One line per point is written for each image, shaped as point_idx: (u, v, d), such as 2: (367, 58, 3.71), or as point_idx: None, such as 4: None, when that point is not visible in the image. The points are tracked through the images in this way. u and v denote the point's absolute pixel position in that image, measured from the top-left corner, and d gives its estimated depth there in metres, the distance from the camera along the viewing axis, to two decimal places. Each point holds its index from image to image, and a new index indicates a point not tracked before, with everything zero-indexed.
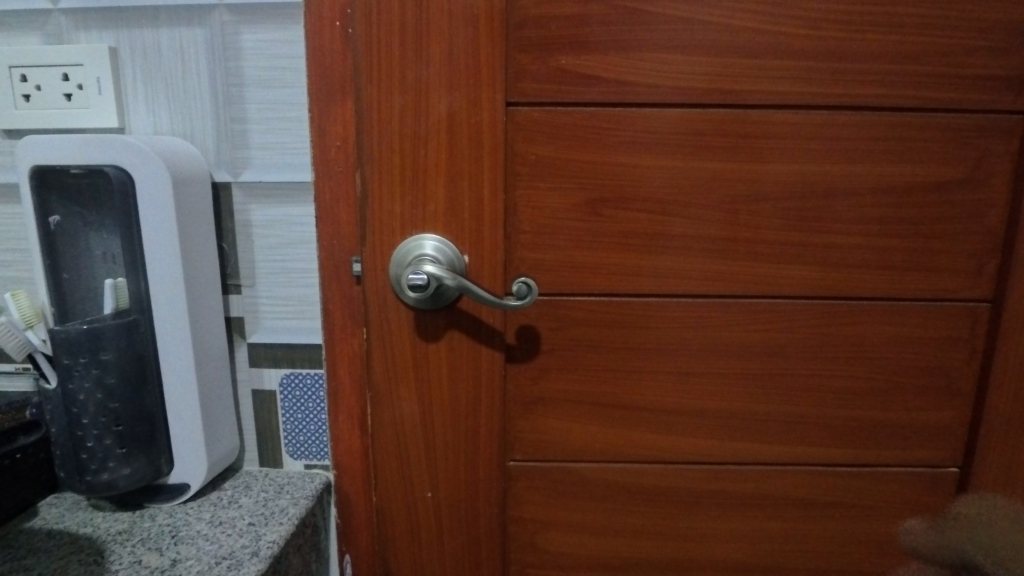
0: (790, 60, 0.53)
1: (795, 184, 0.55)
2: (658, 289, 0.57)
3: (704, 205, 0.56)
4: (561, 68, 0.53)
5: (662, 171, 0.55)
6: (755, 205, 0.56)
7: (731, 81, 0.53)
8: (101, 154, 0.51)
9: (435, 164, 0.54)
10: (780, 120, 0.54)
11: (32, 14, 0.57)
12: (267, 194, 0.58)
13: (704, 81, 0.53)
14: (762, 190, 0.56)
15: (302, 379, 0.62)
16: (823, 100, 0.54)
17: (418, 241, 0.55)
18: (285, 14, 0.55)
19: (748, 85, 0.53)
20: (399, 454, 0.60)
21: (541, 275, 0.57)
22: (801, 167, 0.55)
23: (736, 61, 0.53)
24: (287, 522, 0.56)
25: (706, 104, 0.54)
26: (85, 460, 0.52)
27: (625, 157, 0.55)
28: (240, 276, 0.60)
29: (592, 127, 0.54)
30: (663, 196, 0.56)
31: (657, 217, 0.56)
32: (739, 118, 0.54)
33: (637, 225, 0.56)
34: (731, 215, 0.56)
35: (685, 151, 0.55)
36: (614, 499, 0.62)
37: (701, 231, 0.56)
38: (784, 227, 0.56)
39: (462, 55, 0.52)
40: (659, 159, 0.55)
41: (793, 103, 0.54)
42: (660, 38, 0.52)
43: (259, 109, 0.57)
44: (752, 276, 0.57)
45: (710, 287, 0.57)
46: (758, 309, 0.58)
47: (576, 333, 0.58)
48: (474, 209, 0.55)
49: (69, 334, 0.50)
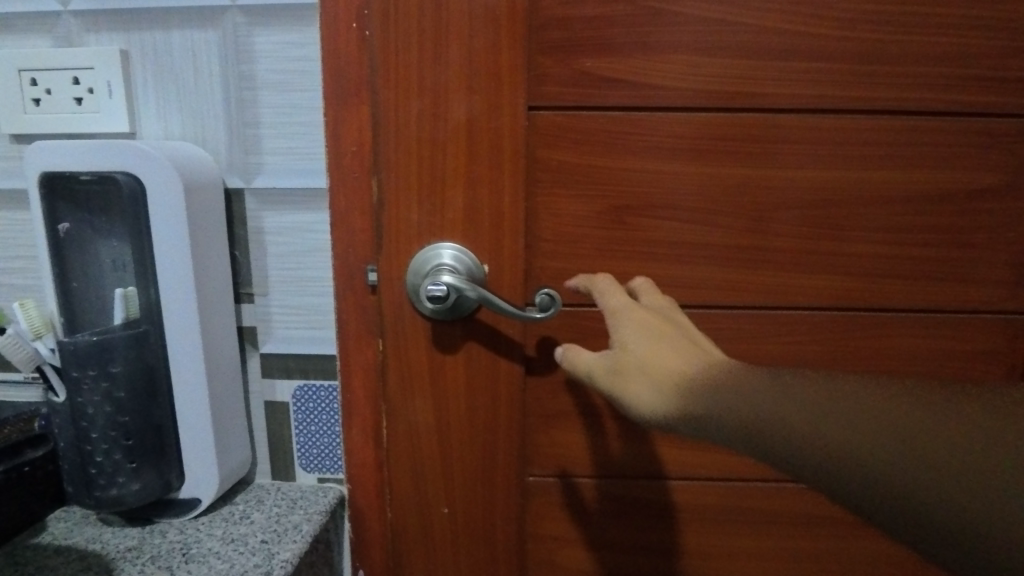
0: (824, 62, 0.51)
1: (828, 191, 0.53)
2: (684, 300, 0.55)
3: (732, 213, 0.54)
4: (585, 72, 0.51)
5: (690, 178, 0.53)
6: (786, 213, 0.54)
7: (762, 84, 0.51)
8: (111, 160, 0.50)
9: (454, 170, 0.52)
10: (813, 125, 0.52)
11: (41, 16, 0.55)
12: (280, 201, 0.57)
13: (734, 85, 0.51)
14: (793, 198, 0.53)
15: (315, 391, 0.61)
16: (858, 103, 0.52)
17: (439, 249, 0.53)
18: (300, 16, 0.54)
19: (780, 89, 0.51)
20: (414, 468, 0.58)
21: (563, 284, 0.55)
22: (834, 173, 0.53)
23: (767, 64, 0.51)
24: (300, 539, 0.54)
25: (735, 109, 0.52)
26: (93, 475, 0.51)
27: (651, 163, 0.53)
28: (252, 284, 0.59)
29: (617, 133, 0.52)
30: (689, 203, 0.53)
31: (684, 225, 0.54)
32: (770, 123, 0.52)
33: (663, 234, 0.54)
34: (761, 224, 0.54)
35: (713, 157, 0.53)
36: (635, 516, 0.61)
37: (729, 239, 0.54)
38: (815, 236, 0.54)
39: (482, 57, 0.50)
40: (687, 165, 0.53)
41: (826, 107, 0.52)
42: (689, 39, 0.50)
43: (272, 113, 0.55)
44: (782, 287, 0.55)
45: (738, 298, 0.55)
46: (788, 320, 0.56)
47: (598, 345, 0.57)
48: (493, 217, 0.53)
49: (78, 346, 0.48)
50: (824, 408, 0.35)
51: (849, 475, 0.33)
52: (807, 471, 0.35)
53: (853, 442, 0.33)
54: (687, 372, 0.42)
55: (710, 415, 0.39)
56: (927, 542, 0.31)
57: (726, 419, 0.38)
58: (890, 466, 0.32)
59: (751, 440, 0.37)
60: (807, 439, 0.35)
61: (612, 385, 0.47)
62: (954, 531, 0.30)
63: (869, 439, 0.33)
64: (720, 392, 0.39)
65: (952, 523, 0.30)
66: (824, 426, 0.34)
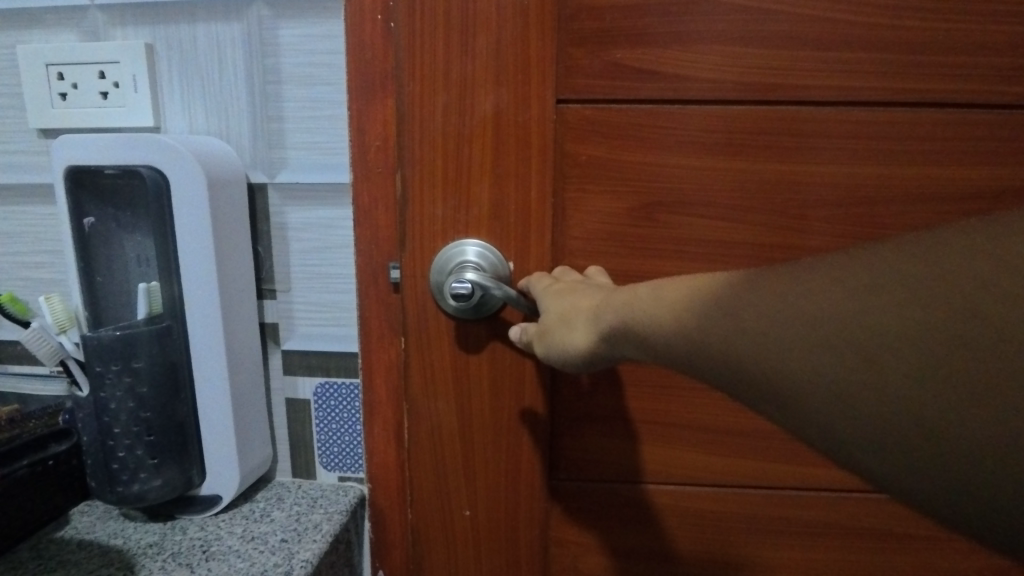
0: (869, 53, 0.49)
1: (872, 188, 0.51)
2: None
3: (770, 210, 0.51)
4: (615, 63, 0.50)
5: (724, 174, 0.51)
6: (825, 211, 0.51)
7: (801, 76, 0.49)
8: (134, 154, 0.49)
9: (480, 165, 0.51)
10: (855, 118, 0.50)
11: (68, 10, 0.55)
12: (304, 196, 0.56)
13: (772, 76, 0.49)
14: (833, 194, 0.51)
15: (337, 389, 0.60)
16: (904, 95, 0.49)
17: (464, 245, 0.52)
18: (324, 8, 0.53)
19: (820, 80, 0.49)
20: (436, 469, 0.57)
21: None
22: (878, 170, 0.51)
23: (807, 54, 0.49)
24: (320, 539, 0.53)
25: (774, 101, 0.50)
26: (116, 470, 0.50)
27: (683, 158, 0.51)
28: (275, 281, 0.58)
29: (649, 127, 0.50)
30: (723, 200, 0.51)
31: (719, 223, 0.52)
32: (809, 116, 0.50)
33: (695, 232, 0.52)
34: (798, 221, 0.52)
35: (748, 152, 0.51)
36: (660, 521, 0.59)
37: (766, 238, 0.52)
38: (855, 235, 0.52)
39: (510, 48, 0.49)
40: (723, 161, 0.51)
41: (870, 99, 0.49)
42: (726, 29, 0.48)
43: (296, 107, 0.55)
44: None
45: None
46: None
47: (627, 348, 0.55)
48: (519, 213, 0.52)
49: (102, 341, 0.48)
50: (781, 306, 0.27)
51: (829, 397, 0.25)
52: (781, 398, 0.27)
53: (828, 351, 0.25)
54: (634, 302, 0.36)
55: (670, 343, 0.32)
56: (954, 482, 0.23)
57: (684, 343, 0.31)
58: (874, 374, 0.24)
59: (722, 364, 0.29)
60: (773, 354, 0.27)
61: (545, 347, 0.45)
62: (949, 441, 0.23)
63: (843, 338, 0.25)
64: (668, 314, 0.32)
65: (965, 435, 0.22)
66: (787, 332, 0.27)
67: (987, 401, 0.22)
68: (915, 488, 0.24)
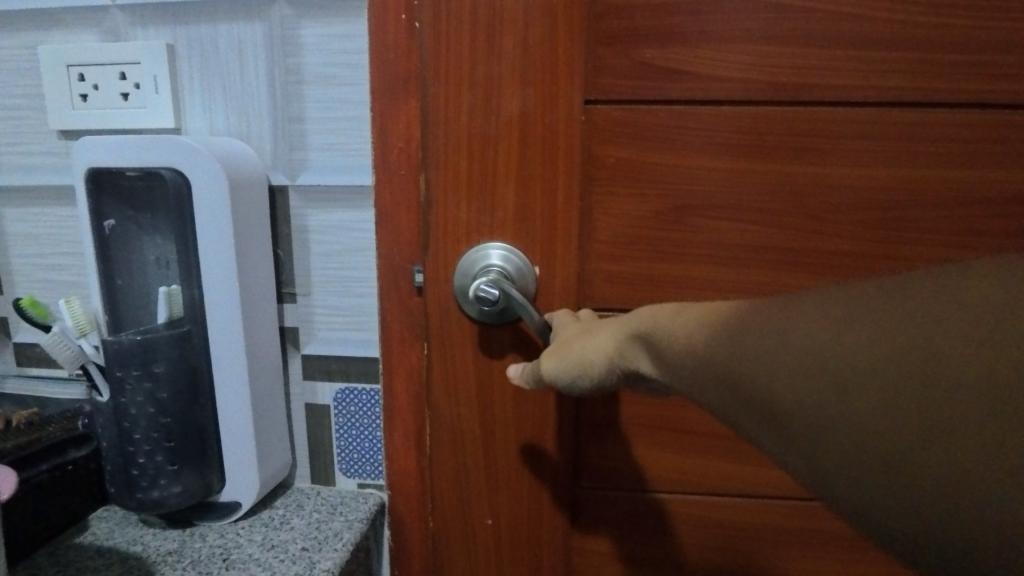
0: (909, 52, 0.47)
1: (911, 192, 0.49)
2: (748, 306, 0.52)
3: (804, 214, 0.50)
4: (645, 63, 0.48)
5: (756, 177, 0.49)
6: (862, 215, 0.50)
7: (838, 76, 0.47)
8: (156, 156, 0.49)
9: (505, 167, 0.50)
10: (894, 119, 0.48)
11: (89, 10, 0.55)
12: (325, 198, 0.55)
13: (807, 77, 0.48)
14: (870, 197, 0.49)
15: (357, 395, 0.59)
16: (946, 96, 0.48)
17: (491, 249, 0.51)
18: (347, 7, 0.52)
19: (858, 81, 0.47)
20: (458, 477, 0.56)
21: (619, 289, 0.52)
22: (918, 173, 0.49)
23: (844, 53, 0.47)
24: (342, 548, 0.52)
25: (810, 102, 0.48)
26: (135, 476, 0.50)
27: (715, 160, 0.49)
28: (295, 284, 0.57)
29: (681, 128, 0.49)
30: (757, 203, 0.50)
31: (752, 228, 0.50)
32: (846, 118, 0.48)
33: (726, 236, 0.51)
34: (834, 225, 0.50)
35: (782, 154, 0.49)
36: (688, 533, 0.57)
37: (800, 244, 0.50)
38: (894, 240, 0.50)
39: (537, 48, 0.48)
40: (757, 163, 0.49)
41: (909, 100, 0.48)
42: (762, 28, 0.47)
43: (317, 107, 0.54)
44: None
45: None
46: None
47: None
48: (546, 217, 0.51)
49: (122, 345, 0.47)
50: (782, 336, 0.26)
51: (812, 425, 0.25)
52: (776, 433, 0.26)
53: (825, 388, 0.24)
54: (642, 320, 0.35)
55: (674, 362, 0.31)
56: (932, 531, 0.22)
57: (686, 364, 0.30)
58: (867, 413, 0.23)
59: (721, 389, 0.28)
60: (773, 383, 0.26)
61: (557, 361, 0.40)
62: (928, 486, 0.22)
63: (847, 374, 0.24)
64: (673, 335, 0.32)
65: (948, 480, 0.21)
66: (789, 362, 0.26)
67: (991, 459, 0.20)
68: (891, 534, 0.23)
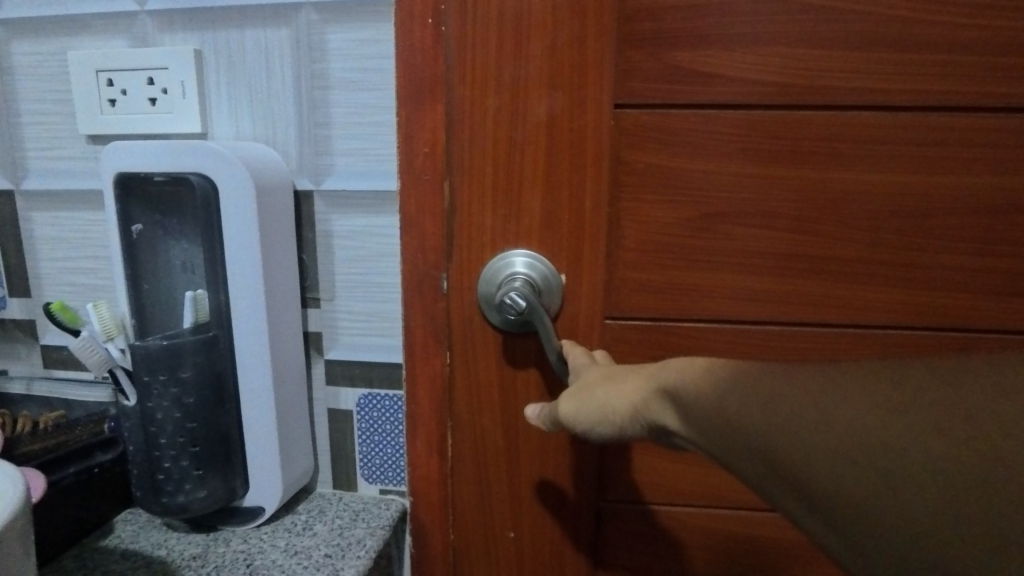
0: (948, 55, 0.46)
1: (950, 199, 0.48)
2: (779, 315, 0.51)
3: (838, 222, 0.49)
4: (676, 66, 0.47)
5: (789, 183, 0.49)
6: (899, 223, 0.48)
7: (874, 79, 0.46)
8: (185, 161, 0.49)
9: (532, 173, 0.50)
10: (933, 124, 0.47)
11: (118, 16, 0.55)
12: (350, 203, 0.55)
13: (842, 80, 0.47)
14: (907, 204, 0.48)
15: (380, 400, 0.59)
16: (988, 100, 0.46)
17: (516, 256, 0.51)
18: (373, 11, 0.52)
19: (895, 84, 0.46)
20: (481, 484, 0.56)
21: (647, 297, 0.51)
22: (959, 180, 0.47)
23: (881, 56, 0.46)
24: (365, 555, 0.52)
25: (845, 106, 0.47)
26: (161, 481, 0.50)
27: (747, 166, 0.48)
28: (319, 289, 0.57)
29: (712, 133, 0.48)
30: (790, 210, 0.49)
31: (783, 235, 0.49)
32: (883, 122, 0.47)
33: (757, 244, 0.50)
34: (870, 233, 0.49)
35: (816, 159, 0.48)
36: (715, 546, 0.56)
37: (833, 252, 0.49)
38: (932, 248, 0.49)
39: (566, 52, 0.48)
40: (789, 169, 0.48)
41: (948, 104, 0.47)
42: (795, 31, 0.46)
43: (343, 112, 0.54)
44: (894, 306, 0.50)
45: (841, 316, 0.50)
46: (905, 346, 0.51)
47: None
48: (573, 222, 0.50)
49: (149, 350, 0.47)
50: (821, 406, 0.25)
51: (858, 507, 0.24)
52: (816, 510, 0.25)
53: (876, 470, 0.23)
54: (670, 373, 0.30)
55: (700, 430, 0.28)
56: None
57: (715, 433, 0.27)
58: (919, 500, 0.22)
59: (757, 462, 0.26)
60: (819, 464, 0.24)
61: (576, 405, 0.35)
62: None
63: (903, 456, 0.23)
64: (705, 393, 0.28)
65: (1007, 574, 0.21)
66: (837, 440, 0.24)
67: None
68: None
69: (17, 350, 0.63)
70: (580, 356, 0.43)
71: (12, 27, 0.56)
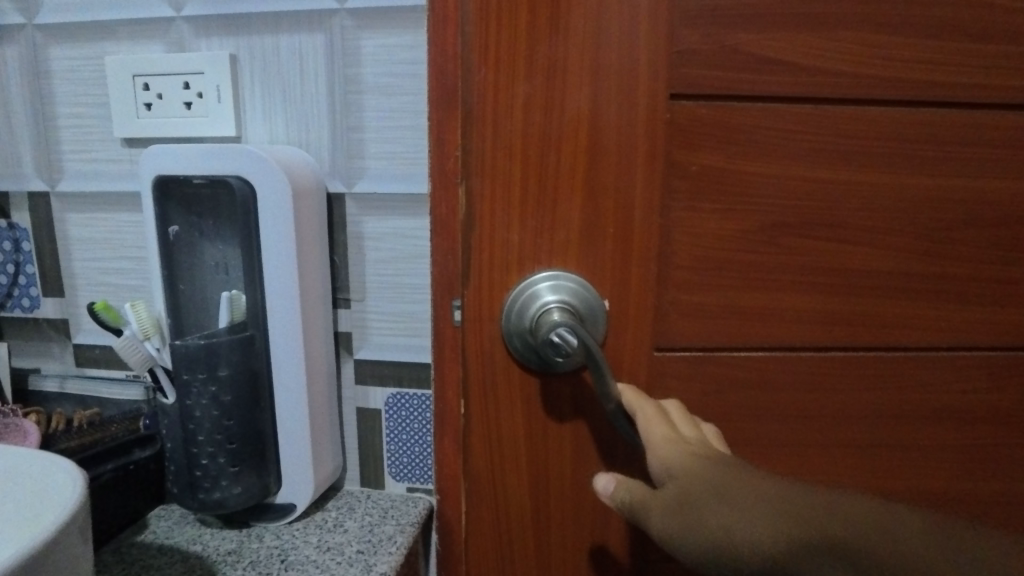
0: (1001, 47, 0.44)
1: (1001, 204, 0.47)
2: (836, 335, 0.48)
3: (894, 231, 0.46)
4: (737, 49, 0.43)
5: (849, 189, 0.45)
6: (951, 226, 0.47)
7: (932, 70, 0.44)
8: (223, 164, 0.50)
9: (572, 174, 0.45)
10: (985, 120, 0.45)
11: (153, 21, 0.56)
12: (381, 205, 0.56)
13: (901, 70, 0.44)
14: (959, 207, 0.46)
15: (408, 400, 0.60)
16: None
17: (541, 280, 0.46)
18: (408, 18, 0.53)
19: (951, 76, 0.44)
20: (507, 530, 0.50)
21: (691, 313, 0.47)
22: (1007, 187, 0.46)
23: (939, 46, 0.44)
24: (396, 551, 0.53)
25: (903, 100, 0.45)
26: (198, 477, 0.51)
27: (808, 169, 0.45)
28: (350, 290, 0.58)
29: (765, 135, 0.44)
30: (849, 218, 0.46)
31: (837, 245, 0.46)
32: (937, 118, 0.45)
33: (816, 257, 0.46)
34: (925, 243, 0.47)
35: (876, 162, 0.45)
36: None
37: (889, 264, 0.47)
38: (982, 253, 0.47)
39: (612, 33, 0.43)
40: (847, 173, 0.45)
41: (1000, 99, 0.45)
42: (857, 15, 0.43)
43: (376, 116, 0.55)
44: (943, 322, 0.48)
45: (896, 338, 0.48)
46: (953, 364, 0.49)
47: (732, 393, 0.48)
48: (619, 231, 0.46)
49: (188, 349, 0.49)
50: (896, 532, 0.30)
51: None
52: None
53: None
54: (754, 486, 0.33)
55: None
56: None
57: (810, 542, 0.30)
58: None
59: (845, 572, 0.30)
60: None
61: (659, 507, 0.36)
62: None
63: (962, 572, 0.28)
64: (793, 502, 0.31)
65: None
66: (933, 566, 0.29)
67: None
68: None
69: (50, 349, 0.64)
70: (655, 418, 0.40)
71: (50, 32, 0.57)
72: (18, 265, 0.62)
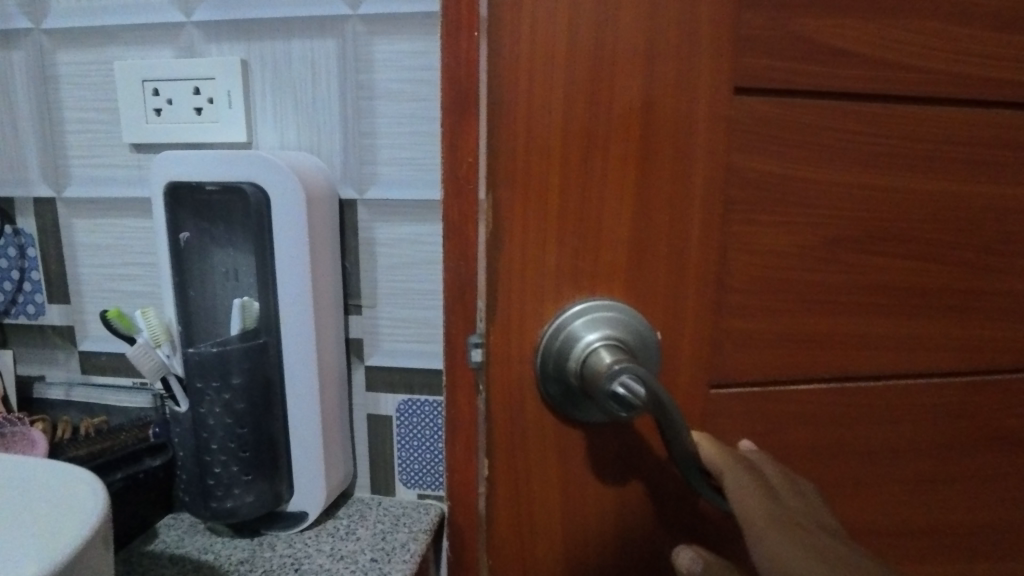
0: None
1: None
2: (891, 360, 0.40)
3: (957, 228, 0.39)
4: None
5: (913, 178, 0.38)
6: None
7: None
8: (237, 171, 0.50)
9: (618, 167, 0.33)
10: None
11: (163, 26, 0.56)
12: (393, 211, 0.56)
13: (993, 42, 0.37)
14: None
15: (420, 406, 0.59)
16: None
17: (575, 315, 0.34)
18: (421, 24, 0.53)
19: None
20: None
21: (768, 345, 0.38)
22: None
23: None
24: (410, 559, 0.53)
25: None
26: (210, 486, 0.50)
27: (874, 155, 0.37)
28: (361, 296, 0.58)
29: (859, 123, 0.36)
30: (912, 216, 0.38)
31: (901, 251, 0.39)
32: None
33: (876, 262, 0.38)
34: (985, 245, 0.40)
35: (941, 146, 0.38)
36: None
37: (949, 271, 0.40)
38: None
39: None
40: (908, 161, 0.37)
41: None
42: None
43: (389, 122, 0.55)
44: (1001, 336, 0.42)
45: (954, 356, 0.41)
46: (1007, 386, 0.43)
47: (783, 427, 0.39)
48: (677, 239, 0.35)
49: (201, 357, 0.48)
50: None
51: None
52: None
53: None
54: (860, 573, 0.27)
55: None
56: None
57: None
58: None
59: None
60: None
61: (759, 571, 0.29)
62: None
63: None
64: None
65: None
66: None
67: None
68: None
69: (55, 356, 0.63)
70: (749, 487, 0.32)
71: (57, 37, 0.57)
72: (23, 272, 0.62)
